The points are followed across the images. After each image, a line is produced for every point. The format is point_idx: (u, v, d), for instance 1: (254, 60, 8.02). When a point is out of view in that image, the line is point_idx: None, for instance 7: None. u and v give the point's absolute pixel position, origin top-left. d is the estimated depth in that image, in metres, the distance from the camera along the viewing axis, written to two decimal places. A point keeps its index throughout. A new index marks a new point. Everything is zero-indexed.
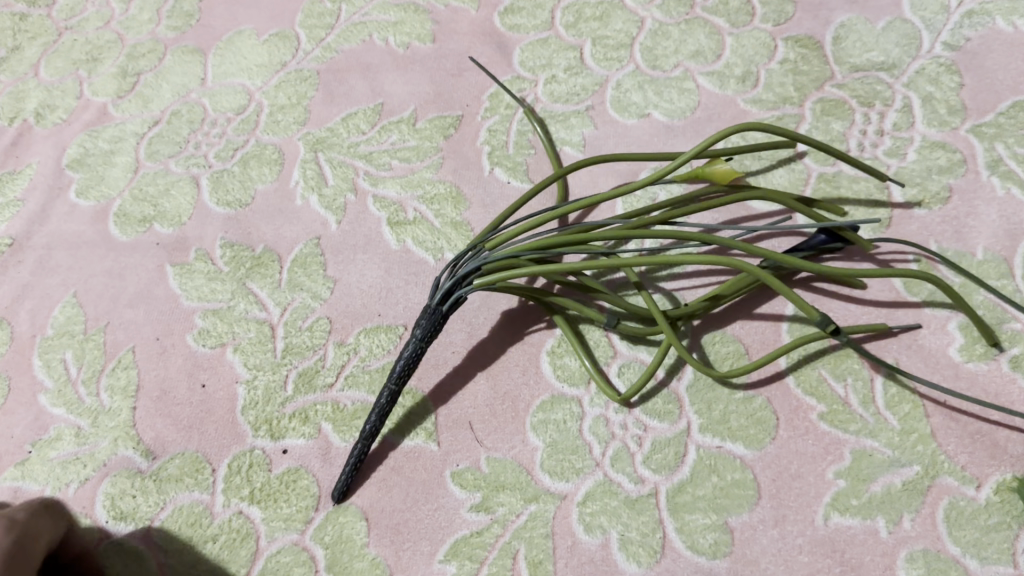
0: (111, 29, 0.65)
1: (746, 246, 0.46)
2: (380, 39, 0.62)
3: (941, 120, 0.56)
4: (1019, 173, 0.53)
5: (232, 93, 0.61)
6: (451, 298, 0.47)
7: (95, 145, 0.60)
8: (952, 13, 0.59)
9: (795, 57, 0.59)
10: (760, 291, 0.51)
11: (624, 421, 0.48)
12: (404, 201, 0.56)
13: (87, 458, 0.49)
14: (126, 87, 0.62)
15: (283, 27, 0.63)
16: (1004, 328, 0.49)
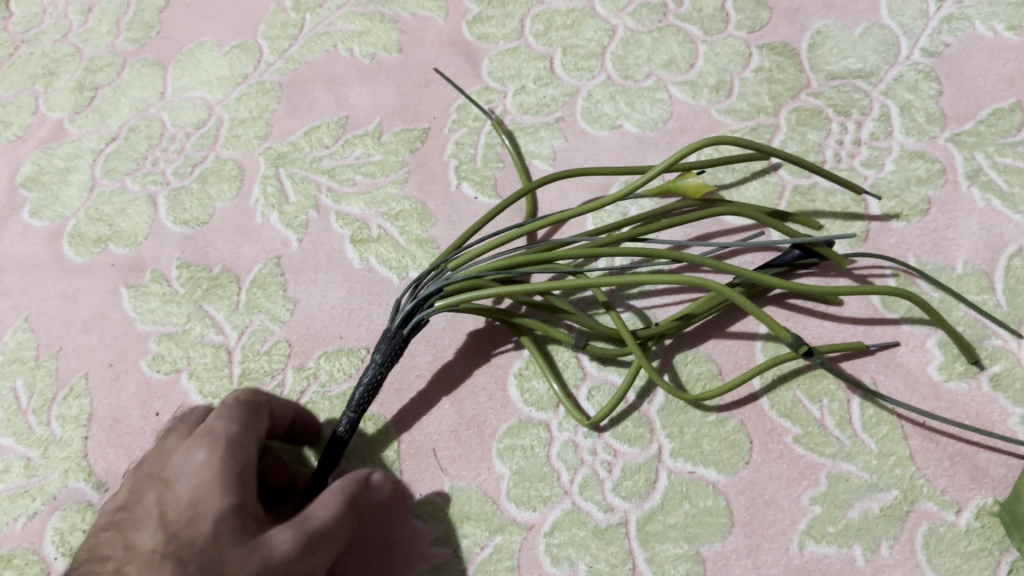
0: (68, 41, 0.63)
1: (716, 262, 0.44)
2: (345, 49, 0.60)
3: (919, 128, 0.54)
4: (999, 184, 0.52)
5: (192, 107, 0.59)
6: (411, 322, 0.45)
7: (51, 162, 0.58)
8: (931, 18, 0.57)
9: (770, 66, 0.57)
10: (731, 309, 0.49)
11: (593, 446, 0.46)
12: (368, 217, 0.54)
13: (37, 491, 0.47)
14: (83, 102, 0.60)
15: (246, 39, 0.62)
16: (985, 345, 0.48)
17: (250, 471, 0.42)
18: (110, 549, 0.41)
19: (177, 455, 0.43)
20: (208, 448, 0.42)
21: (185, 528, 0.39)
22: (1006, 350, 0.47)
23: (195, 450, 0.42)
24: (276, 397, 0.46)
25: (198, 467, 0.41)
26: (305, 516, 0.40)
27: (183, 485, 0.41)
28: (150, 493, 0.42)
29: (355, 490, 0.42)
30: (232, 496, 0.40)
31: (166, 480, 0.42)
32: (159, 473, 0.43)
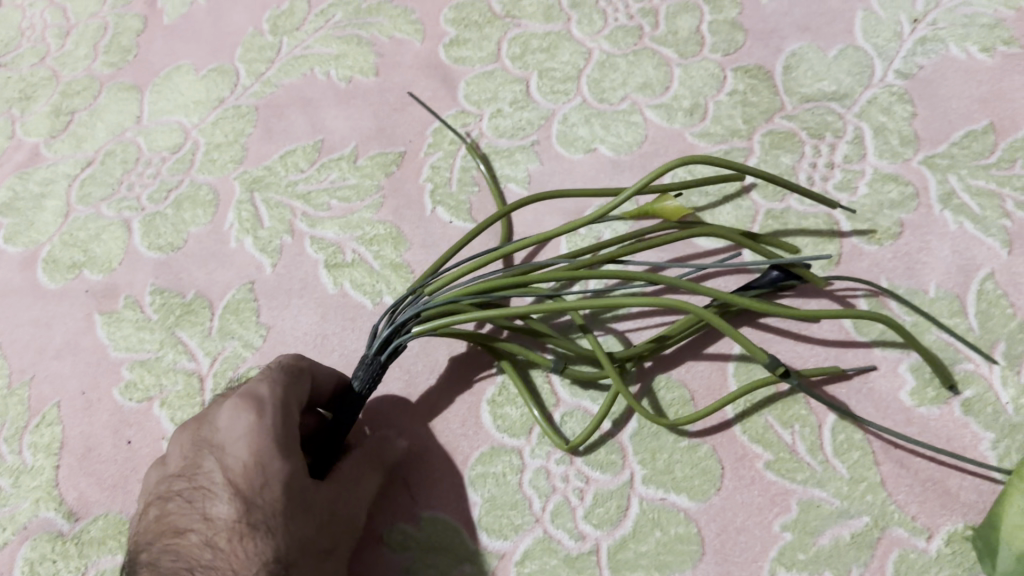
0: (46, 65, 0.63)
1: (693, 285, 0.44)
2: (322, 72, 0.60)
3: (893, 151, 0.54)
4: (972, 207, 0.52)
5: (168, 131, 0.59)
6: (389, 348, 0.45)
7: (26, 187, 0.58)
8: (905, 40, 0.58)
9: (744, 88, 0.57)
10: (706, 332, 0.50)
11: (565, 473, 0.46)
12: (343, 242, 0.54)
13: (8, 520, 0.47)
14: (59, 127, 0.60)
15: (223, 62, 0.62)
16: (957, 369, 0.48)
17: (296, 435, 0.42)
18: (179, 522, 0.39)
19: (219, 418, 0.42)
20: (261, 414, 0.41)
21: (260, 498, 0.39)
22: (977, 374, 0.47)
23: (241, 414, 0.41)
24: (318, 364, 0.46)
25: (253, 433, 0.40)
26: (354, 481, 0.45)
27: (238, 452, 0.40)
28: (199, 459, 0.41)
29: (378, 449, 0.47)
30: (294, 463, 0.41)
31: (213, 446, 0.41)
32: (202, 437, 0.42)
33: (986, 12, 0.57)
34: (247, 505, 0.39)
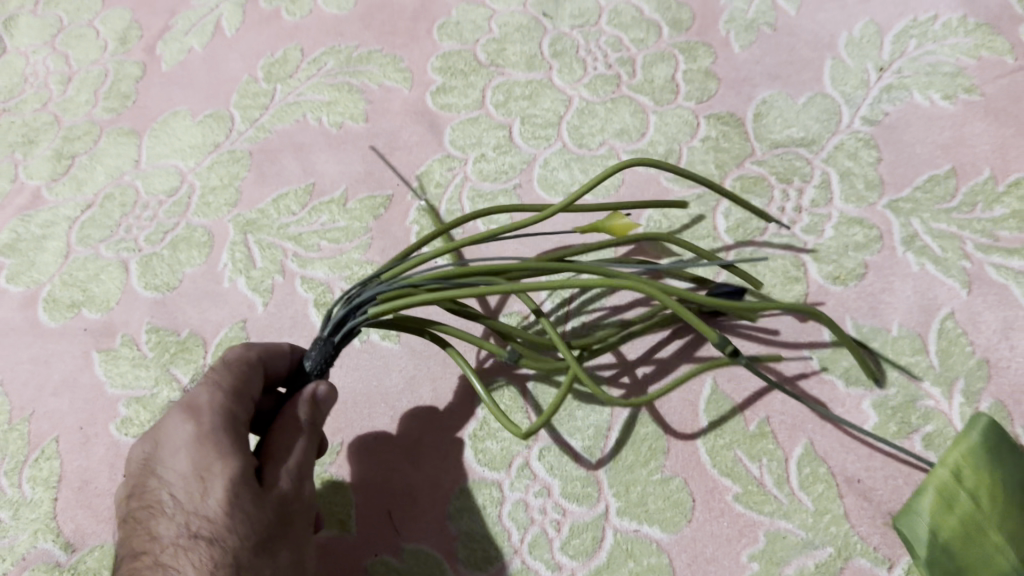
0: (48, 110, 0.66)
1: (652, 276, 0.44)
2: (314, 118, 0.63)
3: (858, 195, 0.57)
4: (934, 249, 0.54)
5: (165, 175, 0.61)
6: (343, 331, 0.46)
7: (28, 229, 0.60)
8: (872, 87, 0.61)
9: (717, 135, 0.60)
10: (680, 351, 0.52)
11: (543, 505, 0.48)
12: (332, 281, 0.56)
13: (7, 552, 0.49)
14: (60, 170, 0.63)
15: (218, 108, 0.64)
16: (918, 405, 0.50)
17: (240, 433, 0.44)
18: (132, 544, 0.42)
19: (161, 433, 0.44)
20: (195, 422, 0.43)
21: (200, 506, 0.41)
22: (937, 411, 0.50)
23: (180, 426, 0.43)
24: (271, 351, 0.47)
25: (188, 445, 0.43)
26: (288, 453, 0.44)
27: (178, 464, 0.42)
28: (147, 478, 0.44)
29: (294, 411, 0.45)
30: (234, 462, 0.42)
31: (158, 462, 0.43)
32: (148, 455, 0.44)
33: (948, 61, 0.60)
34: (189, 515, 0.41)
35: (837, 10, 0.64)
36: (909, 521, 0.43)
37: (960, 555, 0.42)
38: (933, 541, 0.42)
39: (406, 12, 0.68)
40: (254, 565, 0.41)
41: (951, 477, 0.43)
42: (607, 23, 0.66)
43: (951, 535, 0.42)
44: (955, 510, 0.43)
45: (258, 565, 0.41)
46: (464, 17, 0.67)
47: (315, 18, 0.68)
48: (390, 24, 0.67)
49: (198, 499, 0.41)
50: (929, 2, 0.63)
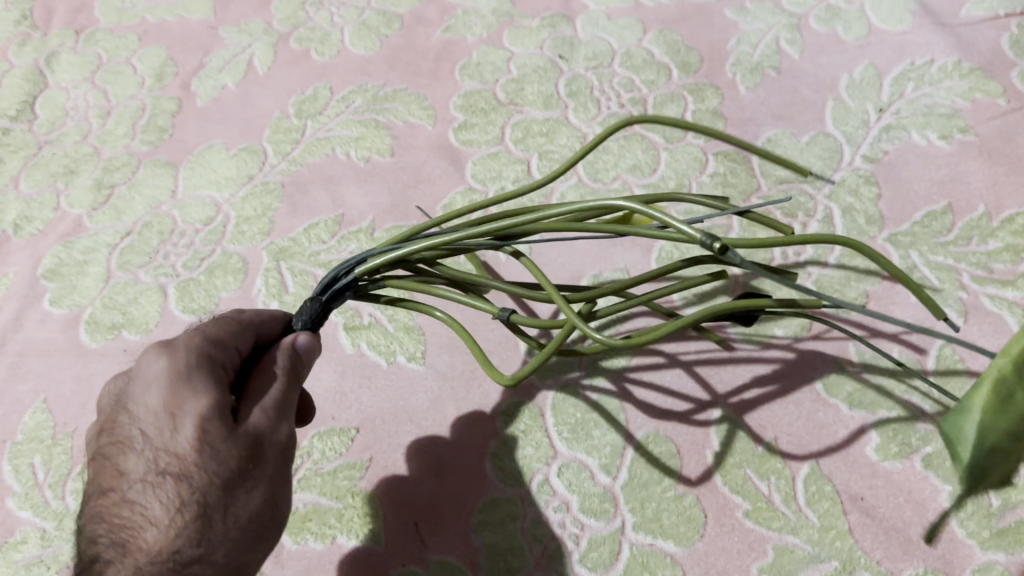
0: (88, 142, 0.69)
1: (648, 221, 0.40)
2: (343, 152, 0.66)
3: (860, 229, 0.60)
4: (932, 279, 0.57)
5: (201, 205, 0.64)
6: (329, 287, 0.48)
7: (70, 255, 0.63)
8: (871, 127, 0.64)
9: (725, 171, 0.64)
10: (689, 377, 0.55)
11: (562, 519, 0.51)
12: (361, 306, 0.59)
13: (51, 560, 0.51)
14: (100, 199, 0.66)
15: (252, 142, 0.68)
16: (918, 428, 0.52)
17: (217, 368, 0.42)
18: (103, 476, 0.42)
19: (137, 366, 0.43)
20: (166, 357, 0.41)
21: (170, 443, 0.40)
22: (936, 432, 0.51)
23: (152, 362, 0.42)
24: (259, 312, 0.48)
25: (158, 380, 0.41)
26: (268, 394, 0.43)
27: (150, 399, 0.41)
28: (120, 410, 0.43)
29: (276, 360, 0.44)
30: (204, 396, 0.41)
31: (130, 396, 0.42)
32: (124, 388, 0.43)
33: (943, 103, 0.64)
34: (158, 451, 0.40)
35: (838, 54, 0.68)
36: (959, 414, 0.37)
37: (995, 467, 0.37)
38: (978, 446, 0.37)
39: (429, 54, 0.72)
40: (223, 504, 0.40)
41: (1006, 396, 0.36)
42: (620, 65, 0.70)
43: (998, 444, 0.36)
44: (1012, 415, 0.36)
45: (229, 504, 0.40)
46: (484, 59, 0.71)
47: (343, 59, 0.72)
48: (415, 65, 0.71)
49: (168, 436, 0.40)
50: (925, 47, 0.67)
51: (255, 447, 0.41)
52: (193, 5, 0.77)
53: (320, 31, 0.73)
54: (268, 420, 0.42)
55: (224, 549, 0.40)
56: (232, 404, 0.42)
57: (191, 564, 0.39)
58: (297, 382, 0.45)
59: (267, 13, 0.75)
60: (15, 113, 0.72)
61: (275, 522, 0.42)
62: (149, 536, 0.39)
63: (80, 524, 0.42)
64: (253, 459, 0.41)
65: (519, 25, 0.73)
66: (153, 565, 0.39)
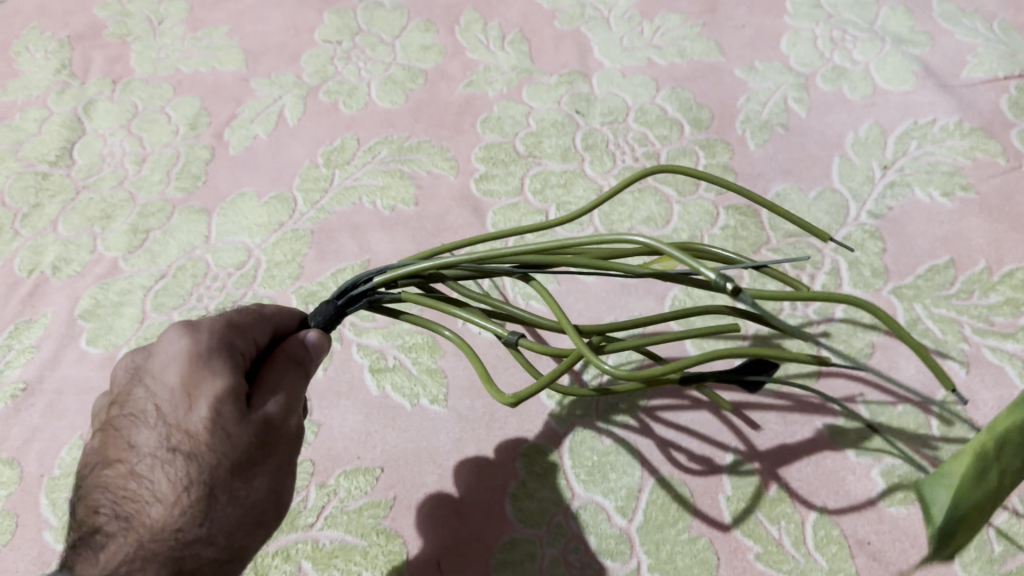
0: (124, 188, 0.72)
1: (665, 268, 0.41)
2: (369, 201, 0.69)
3: (866, 281, 0.62)
4: (935, 331, 0.59)
5: (233, 250, 0.67)
6: (347, 294, 0.50)
7: (106, 296, 0.66)
8: (876, 184, 0.67)
9: (736, 224, 0.66)
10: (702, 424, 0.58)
11: (580, 560, 0.53)
12: (385, 349, 0.62)
13: None
14: (136, 243, 0.69)
15: (282, 190, 0.71)
16: (922, 475, 0.54)
17: (235, 355, 0.45)
18: (111, 449, 0.43)
19: (158, 345, 0.45)
20: (189, 339, 0.44)
21: (184, 422, 0.42)
22: None
23: (173, 342, 0.44)
24: (277, 306, 0.50)
25: (179, 358, 0.43)
26: (281, 388, 0.45)
27: (168, 377, 0.43)
28: (135, 386, 0.45)
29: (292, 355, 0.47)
30: (221, 379, 0.43)
31: (148, 373, 0.44)
32: (142, 364, 0.45)
33: (945, 161, 0.67)
34: (170, 429, 0.42)
35: (844, 112, 0.71)
36: (935, 486, 0.37)
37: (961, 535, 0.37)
38: (948, 516, 0.37)
39: (452, 107, 0.75)
40: (229, 486, 0.41)
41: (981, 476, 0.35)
42: (634, 120, 0.73)
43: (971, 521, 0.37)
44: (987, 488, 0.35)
45: (234, 488, 0.42)
46: (504, 113, 0.74)
47: (369, 111, 0.75)
48: (438, 118, 0.74)
49: (182, 414, 0.42)
50: (928, 107, 0.70)
51: (264, 434, 0.43)
52: (225, 57, 0.81)
53: (347, 85, 0.77)
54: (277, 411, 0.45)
55: (225, 531, 0.41)
56: (245, 391, 0.44)
57: (192, 543, 0.41)
58: (307, 377, 0.47)
59: (297, 66, 0.79)
60: (54, 158, 0.75)
61: (275, 511, 0.44)
62: (154, 512, 0.41)
63: (82, 494, 0.43)
64: (261, 445, 0.43)
65: (538, 81, 0.76)
66: (155, 542, 0.40)
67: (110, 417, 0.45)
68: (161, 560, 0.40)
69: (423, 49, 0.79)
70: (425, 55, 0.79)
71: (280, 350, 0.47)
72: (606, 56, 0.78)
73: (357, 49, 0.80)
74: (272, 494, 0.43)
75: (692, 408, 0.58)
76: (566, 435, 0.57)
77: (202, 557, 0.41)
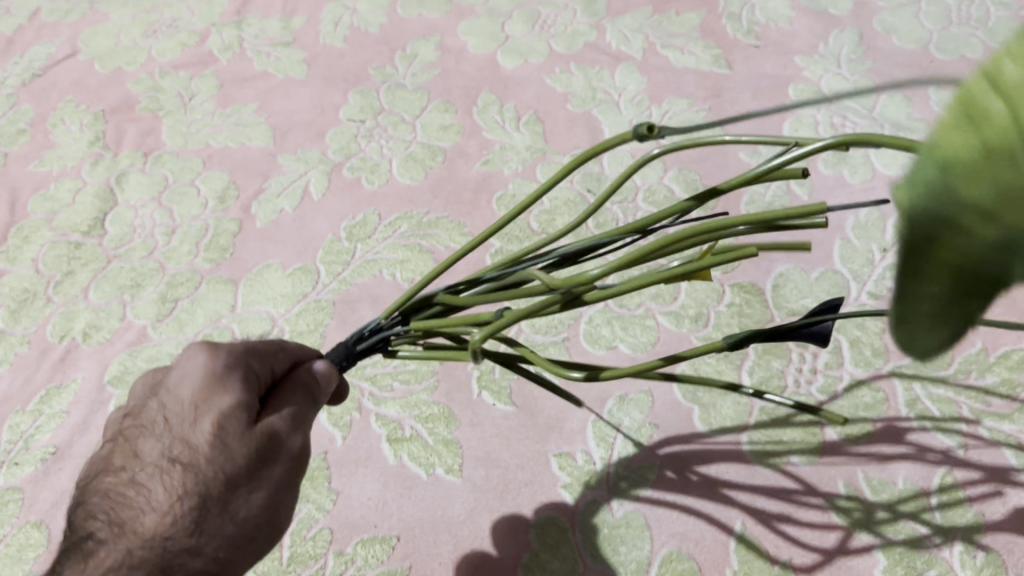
0: (154, 258, 0.75)
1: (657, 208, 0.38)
2: (389, 273, 0.72)
3: (866, 360, 0.64)
4: (934, 411, 0.61)
5: (258, 319, 0.70)
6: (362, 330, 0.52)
7: (135, 363, 0.68)
8: (876, 266, 0.70)
9: (740, 301, 0.69)
10: (709, 494, 0.59)
11: None
12: (403, 418, 0.64)
13: None
14: (164, 312, 0.72)
15: (306, 262, 0.74)
16: (923, 552, 0.55)
17: (250, 375, 0.46)
18: (119, 459, 0.46)
19: (178, 362, 0.47)
20: (206, 357, 0.46)
21: (188, 435, 0.44)
22: (940, 557, 0.55)
23: (193, 359, 0.46)
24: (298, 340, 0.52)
25: (194, 375, 0.45)
26: (289, 408, 0.46)
27: (181, 391, 0.45)
28: (151, 400, 0.47)
29: (306, 380, 0.48)
30: (230, 396, 0.45)
31: (165, 387, 0.47)
32: (161, 380, 0.48)
33: None
34: (174, 441, 0.44)
35: (845, 196, 0.75)
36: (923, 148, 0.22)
37: (958, 232, 0.22)
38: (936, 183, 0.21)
39: (469, 184, 0.78)
40: (222, 500, 0.43)
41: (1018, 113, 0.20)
42: (644, 199, 0.76)
43: (1001, 198, 0.21)
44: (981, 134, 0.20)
45: (227, 502, 0.43)
46: (519, 190, 0.78)
47: (391, 187, 0.78)
48: (456, 194, 0.78)
49: (187, 428, 0.44)
50: None
51: (265, 450, 0.44)
52: (254, 133, 0.84)
53: (370, 162, 0.81)
54: (283, 429, 0.46)
55: (214, 543, 0.42)
56: (254, 409, 0.45)
57: (180, 553, 0.42)
58: (319, 403, 0.48)
59: (322, 143, 0.83)
60: (87, 228, 0.78)
61: (270, 531, 0.45)
62: (147, 520, 0.43)
63: (85, 497, 0.46)
64: (260, 461, 0.44)
65: (551, 160, 0.80)
66: (143, 549, 0.42)
67: (123, 428, 0.47)
68: (148, 566, 0.42)
69: (442, 129, 0.83)
70: (445, 134, 0.83)
71: (295, 373, 0.48)
72: (617, 137, 0.81)
73: (380, 127, 0.84)
74: (266, 512, 0.44)
75: (700, 479, 0.60)
76: (577, 506, 0.59)
77: (189, 567, 0.42)
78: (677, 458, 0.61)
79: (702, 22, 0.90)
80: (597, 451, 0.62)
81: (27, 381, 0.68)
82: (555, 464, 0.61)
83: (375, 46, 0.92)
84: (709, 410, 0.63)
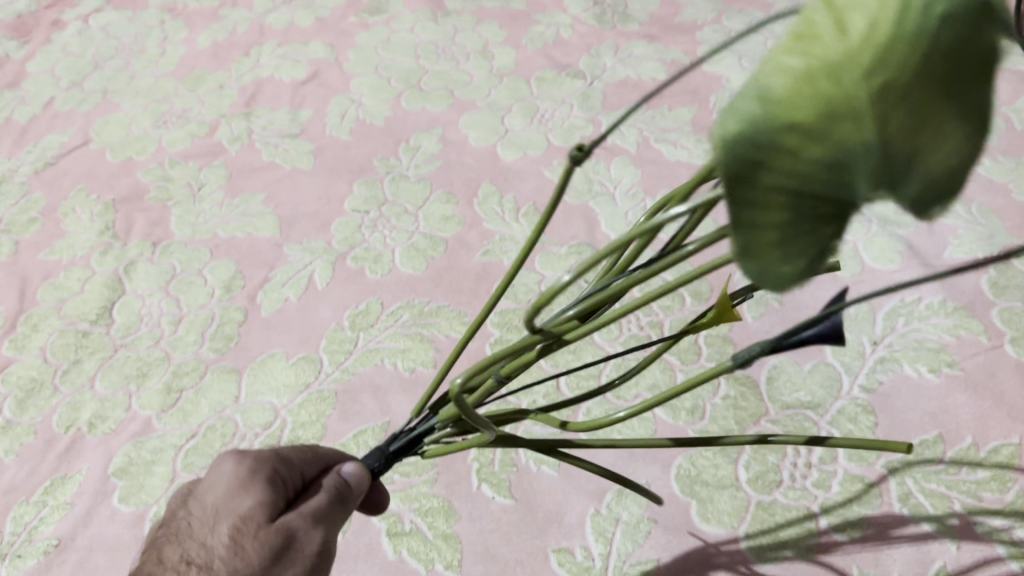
0: (160, 347, 0.77)
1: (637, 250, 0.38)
2: (390, 363, 0.74)
3: (860, 455, 0.65)
4: (926, 505, 0.62)
5: (261, 410, 0.72)
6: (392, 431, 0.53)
7: (139, 454, 0.69)
8: (867, 357, 0.72)
9: (736, 393, 0.71)
10: None
11: None
12: (403, 512, 0.65)
13: None
14: (169, 402, 0.73)
15: (309, 351, 0.75)
16: None
17: (276, 479, 0.49)
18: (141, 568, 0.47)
19: (209, 473, 0.50)
20: (234, 463, 0.49)
21: (210, 539, 0.45)
22: None
23: (223, 466, 0.49)
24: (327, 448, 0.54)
25: (224, 482, 0.48)
26: (310, 511, 0.48)
27: (209, 498, 0.48)
28: (179, 510, 0.49)
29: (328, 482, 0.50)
30: (253, 500, 0.47)
31: (194, 496, 0.49)
32: (192, 491, 0.50)
33: (931, 338, 0.72)
34: (196, 544, 0.45)
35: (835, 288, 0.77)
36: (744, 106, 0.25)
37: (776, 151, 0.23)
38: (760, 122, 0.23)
39: (469, 274, 0.81)
40: None
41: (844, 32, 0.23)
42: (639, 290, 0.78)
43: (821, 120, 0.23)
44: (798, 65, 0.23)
45: None
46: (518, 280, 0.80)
47: (393, 277, 0.81)
48: (456, 284, 0.80)
49: (211, 533, 0.46)
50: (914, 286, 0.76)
51: (282, 550, 0.45)
52: (260, 223, 0.87)
53: (373, 252, 0.83)
54: (301, 531, 0.47)
55: None
56: (275, 514, 0.47)
57: None
58: (346, 509, 0.50)
59: (327, 233, 0.85)
60: (94, 317, 0.80)
61: None
62: None
63: None
64: (275, 561, 0.45)
65: (550, 251, 0.82)
66: None
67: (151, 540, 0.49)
68: None
69: (444, 220, 0.85)
70: (446, 225, 0.85)
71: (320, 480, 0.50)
72: (612, 228, 0.84)
73: (384, 218, 0.86)
74: None
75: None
76: None
77: None
78: (676, 556, 0.62)
79: (693, 117, 0.93)
80: (596, 548, 0.62)
81: (32, 471, 0.69)
82: (555, 561, 0.62)
83: (379, 138, 0.95)
84: (707, 506, 0.64)
